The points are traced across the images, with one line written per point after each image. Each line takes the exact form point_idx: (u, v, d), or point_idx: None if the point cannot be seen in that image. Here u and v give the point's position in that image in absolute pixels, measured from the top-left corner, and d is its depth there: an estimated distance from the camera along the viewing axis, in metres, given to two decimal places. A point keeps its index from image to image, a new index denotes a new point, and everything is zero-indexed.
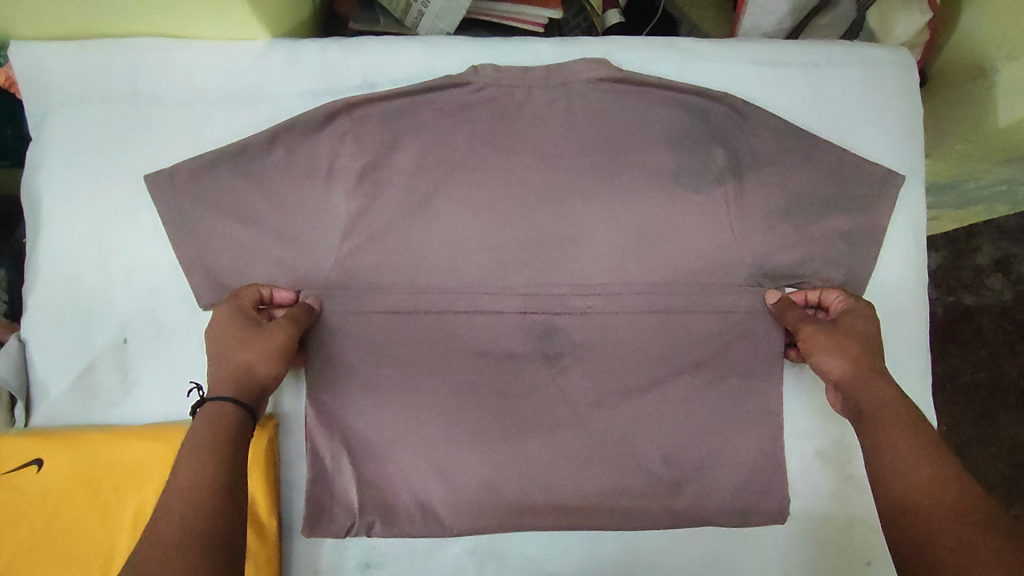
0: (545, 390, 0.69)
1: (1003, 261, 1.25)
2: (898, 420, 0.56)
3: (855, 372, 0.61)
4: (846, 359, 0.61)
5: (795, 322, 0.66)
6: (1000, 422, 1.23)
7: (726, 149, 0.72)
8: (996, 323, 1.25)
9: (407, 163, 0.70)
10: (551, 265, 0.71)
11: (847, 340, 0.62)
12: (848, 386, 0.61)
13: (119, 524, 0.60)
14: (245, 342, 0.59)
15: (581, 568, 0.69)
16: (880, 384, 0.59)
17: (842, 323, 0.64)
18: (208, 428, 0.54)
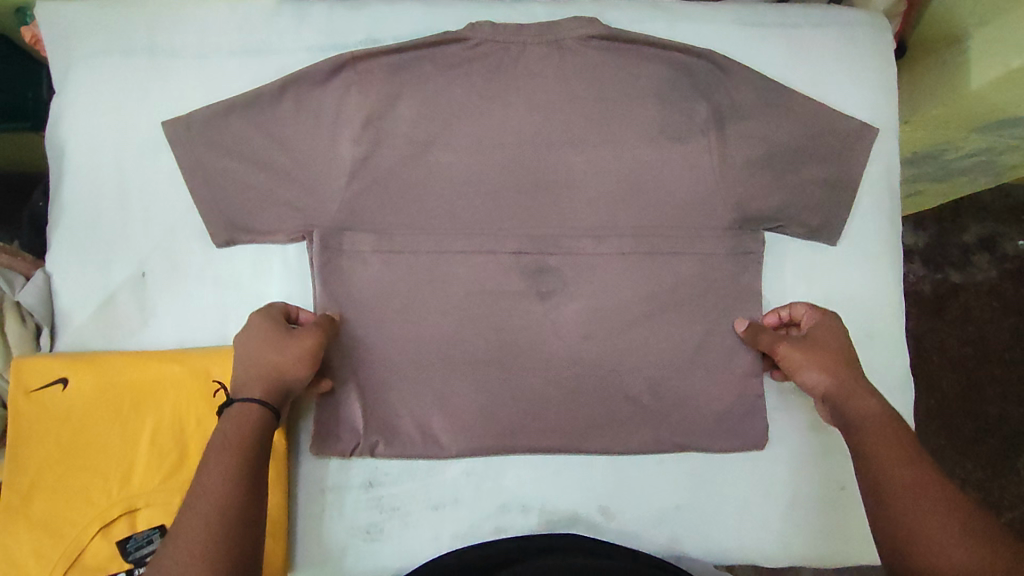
0: (538, 325, 0.74)
1: (987, 239, 1.28)
2: (883, 429, 0.60)
3: (838, 385, 0.65)
4: (828, 375, 0.65)
5: (771, 343, 0.69)
6: (985, 393, 1.24)
7: (710, 104, 0.75)
8: (982, 299, 1.27)
9: (408, 113, 0.73)
10: (544, 209, 0.74)
11: (822, 356, 0.66)
12: (834, 399, 0.65)
13: (140, 438, 0.65)
14: (275, 346, 0.62)
15: (571, 492, 0.73)
16: (862, 397, 0.63)
17: (817, 338, 0.68)
18: (234, 428, 0.57)
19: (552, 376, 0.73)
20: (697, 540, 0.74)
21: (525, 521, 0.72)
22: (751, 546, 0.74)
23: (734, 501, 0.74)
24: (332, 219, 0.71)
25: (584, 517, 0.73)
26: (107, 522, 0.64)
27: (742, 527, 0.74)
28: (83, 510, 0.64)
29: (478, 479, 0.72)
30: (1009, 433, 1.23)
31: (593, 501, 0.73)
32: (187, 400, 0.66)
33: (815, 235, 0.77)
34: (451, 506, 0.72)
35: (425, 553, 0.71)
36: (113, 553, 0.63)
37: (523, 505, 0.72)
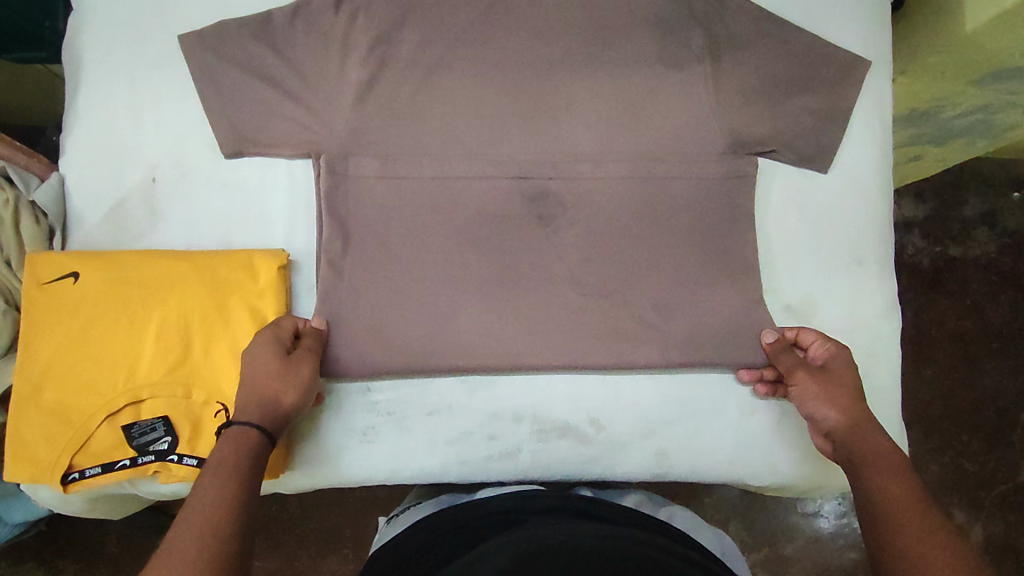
0: (542, 247, 0.76)
1: (987, 214, 1.28)
2: (898, 472, 0.58)
3: (847, 424, 0.64)
4: (840, 411, 0.64)
5: (788, 367, 0.69)
6: (983, 366, 1.24)
7: (704, 33, 0.77)
8: (981, 273, 1.27)
9: (412, 38, 0.74)
10: (543, 136, 0.76)
11: (838, 391, 0.66)
12: (845, 435, 0.63)
13: (145, 332, 0.67)
14: (278, 373, 0.64)
15: (563, 403, 0.75)
16: (874, 435, 0.62)
17: (833, 375, 0.67)
18: (232, 450, 0.58)
19: (546, 294, 0.75)
20: (687, 456, 0.75)
21: (517, 430, 0.74)
22: (741, 465, 0.75)
23: (723, 418, 0.76)
24: (334, 136, 0.72)
25: (574, 428, 0.74)
26: (113, 411, 0.65)
27: (730, 446, 0.75)
28: (90, 400, 0.66)
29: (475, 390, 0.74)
30: (1004, 407, 1.23)
31: (583, 412, 0.75)
32: (191, 297, 0.68)
33: (806, 162, 0.79)
34: (446, 413, 0.74)
35: (419, 457, 0.73)
36: (119, 440, 0.65)
37: (516, 414, 0.74)
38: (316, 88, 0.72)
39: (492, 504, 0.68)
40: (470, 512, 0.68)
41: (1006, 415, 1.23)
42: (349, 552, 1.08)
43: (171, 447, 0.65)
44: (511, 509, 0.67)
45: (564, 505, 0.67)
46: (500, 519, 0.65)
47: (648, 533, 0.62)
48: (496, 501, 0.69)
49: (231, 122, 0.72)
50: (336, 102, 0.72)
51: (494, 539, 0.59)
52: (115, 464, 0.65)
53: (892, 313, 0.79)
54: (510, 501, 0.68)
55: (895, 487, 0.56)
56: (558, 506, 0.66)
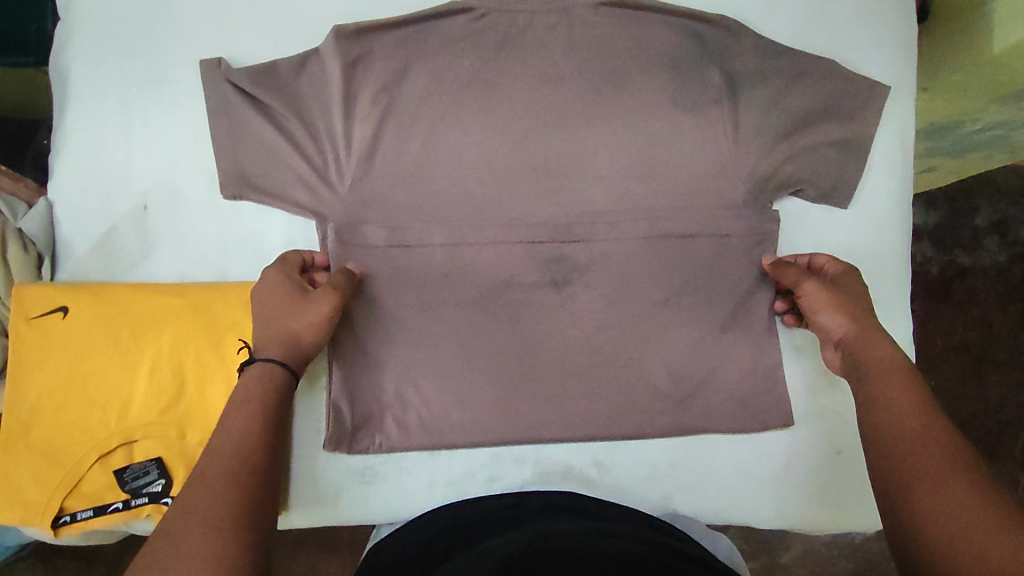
0: (557, 314, 0.73)
1: (1000, 225, 1.24)
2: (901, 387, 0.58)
3: (856, 331, 0.64)
4: (847, 318, 0.65)
5: (794, 278, 0.69)
6: (985, 377, 1.22)
7: (722, 71, 0.75)
8: (989, 284, 1.24)
9: (417, 86, 0.73)
10: (557, 187, 0.74)
11: (847, 300, 0.66)
12: (852, 341, 0.64)
13: (138, 369, 0.65)
14: (292, 310, 0.63)
15: (566, 445, 0.73)
16: (880, 343, 0.63)
17: (840, 285, 0.68)
18: (258, 387, 0.60)
19: (554, 331, 0.73)
20: (690, 496, 0.73)
21: (519, 471, 0.73)
22: (744, 505, 0.74)
23: (728, 456, 0.74)
24: (346, 168, 0.71)
25: (578, 471, 0.73)
26: (106, 452, 0.64)
27: (736, 490, 0.74)
28: (81, 440, 0.64)
29: (478, 429, 0.72)
30: (1006, 418, 1.22)
31: (587, 455, 0.74)
32: (187, 332, 0.66)
33: (827, 195, 0.76)
34: (446, 454, 0.72)
35: (417, 498, 0.72)
36: (112, 482, 0.63)
37: (518, 456, 0.73)
38: (323, 119, 0.71)
39: (494, 500, 0.68)
40: (473, 508, 0.67)
41: (1008, 426, 1.22)
42: (348, 555, 1.03)
43: (166, 489, 0.63)
44: (510, 505, 0.66)
45: (566, 501, 0.66)
46: (500, 515, 0.64)
47: (655, 533, 0.59)
48: (496, 497, 0.68)
49: (237, 162, 0.69)
50: (345, 132, 0.71)
51: (496, 535, 0.57)
52: (107, 508, 0.63)
53: (905, 352, 0.77)
54: (510, 498, 0.68)
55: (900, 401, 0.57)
56: (566, 502, 0.66)
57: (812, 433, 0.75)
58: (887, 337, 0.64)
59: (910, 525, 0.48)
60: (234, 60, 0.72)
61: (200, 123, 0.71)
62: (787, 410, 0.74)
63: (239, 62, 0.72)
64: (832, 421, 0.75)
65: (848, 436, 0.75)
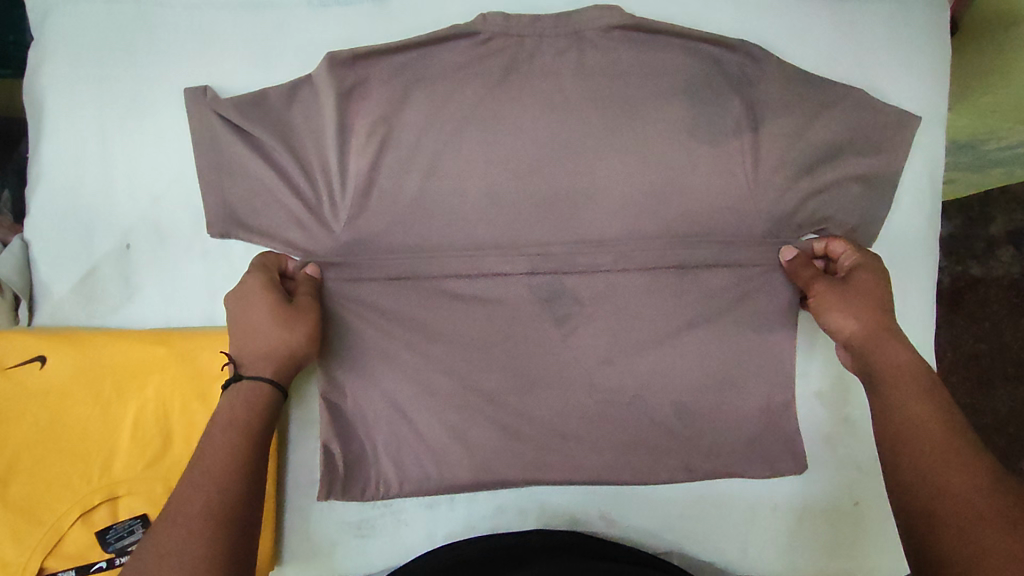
0: (558, 353, 0.70)
1: (1017, 233, 1.15)
2: (914, 389, 0.55)
3: (865, 333, 0.61)
4: (856, 319, 0.62)
5: (807, 279, 0.67)
6: (993, 392, 1.16)
7: (742, 99, 0.71)
8: (1000, 296, 1.15)
9: (417, 116, 0.68)
10: (564, 222, 0.70)
11: (859, 301, 0.63)
12: (862, 343, 0.61)
13: (121, 421, 0.62)
14: (280, 322, 0.59)
15: (571, 493, 0.70)
16: (895, 347, 0.60)
17: (851, 282, 0.65)
18: (243, 405, 0.55)
19: (557, 372, 0.69)
20: (700, 546, 0.71)
21: (523, 521, 0.70)
22: (754, 555, 0.71)
23: (739, 505, 0.71)
24: (341, 205, 0.67)
25: (584, 521, 0.71)
26: (87, 509, 0.60)
27: (748, 542, 0.71)
28: (61, 497, 0.61)
29: (478, 476, 0.69)
30: (1016, 432, 1.15)
31: (594, 506, 0.71)
32: (172, 382, 0.62)
33: (851, 233, 0.73)
34: (446, 503, 0.70)
35: (418, 548, 0.69)
36: (93, 542, 0.60)
37: (520, 506, 0.70)
38: (317, 152, 0.67)
39: (502, 537, 0.66)
40: (477, 546, 0.65)
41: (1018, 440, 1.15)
42: None
43: None
44: (515, 545, 0.64)
45: (574, 543, 0.64)
46: (504, 556, 0.63)
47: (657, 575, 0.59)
48: (502, 535, 0.66)
49: (224, 199, 0.65)
50: (340, 165, 0.67)
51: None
52: (90, 567, 0.60)
53: None
54: (516, 536, 0.66)
55: (915, 406, 0.54)
56: (575, 543, 0.64)
57: (829, 483, 0.71)
58: (908, 343, 0.60)
59: (924, 532, 0.46)
60: (222, 89, 0.67)
61: (184, 157, 0.67)
62: (804, 458, 0.70)
63: (226, 91, 0.67)
64: (852, 469, 0.72)
65: (866, 485, 0.72)
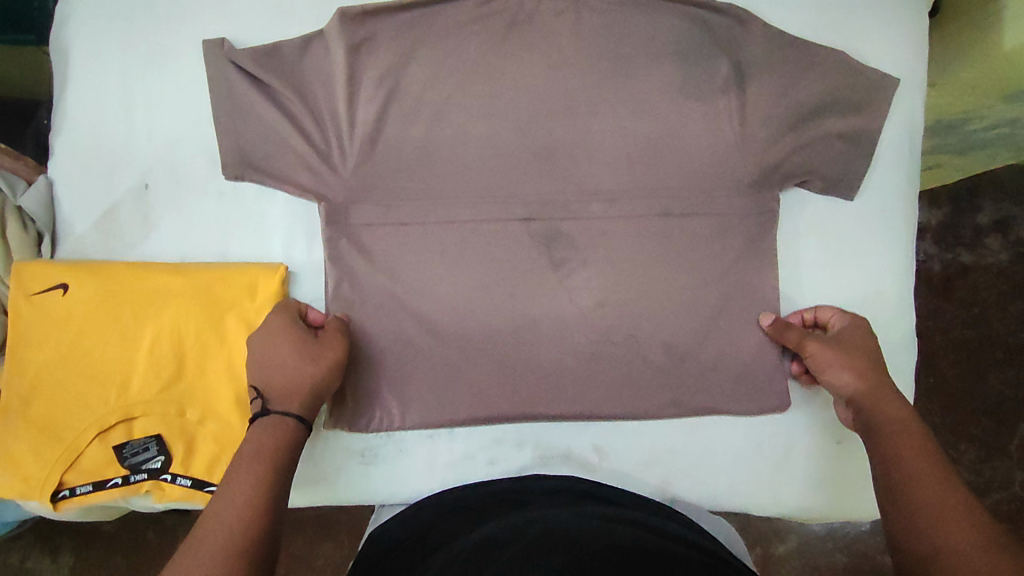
0: (555, 294, 0.73)
1: (1004, 221, 1.17)
2: (911, 443, 0.55)
3: (866, 389, 0.62)
4: (855, 376, 0.63)
5: (798, 340, 0.68)
6: (983, 376, 1.16)
7: (729, 61, 0.75)
8: (990, 282, 1.17)
9: (423, 70, 0.72)
10: (562, 171, 0.73)
11: (855, 358, 0.64)
12: (864, 401, 0.62)
13: (137, 347, 0.65)
14: (307, 356, 0.62)
15: (566, 429, 0.74)
16: (892, 403, 0.60)
17: (842, 339, 0.67)
18: (271, 439, 0.56)
19: (552, 313, 0.73)
20: (688, 481, 0.74)
21: (519, 457, 0.73)
22: (740, 490, 0.74)
23: (725, 443, 0.75)
24: (350, 150, 0.70)
25: (578, 455, 0.74)
26: (105, 428, 0.64)
27: (734, 478, 0.74)
28: (80, 416, 0.64)
29: (476, 410, 0.72)
30: (1004, 416, 1.15)
31: (587, 439, 0.74)
32: (187, 311, 0.66)
33: (832, 187, 0.76)
34: (446, 435, 0.73)
35: (418, 479, 0.72)
36: (110, 458, 0.64)
37: (518, 439, 0.73)
38: (328, 101, 0.71)
39: (496, 484, 0.67)
40: (473, 492, 0.66)
41: (1005, 426, 1.15)
42: (344, 539, 1.07)
43: (165, 466, 0.64)
44: (512, 489, 0.66)
45: (568, 487, 0.65)
46: (502, 499, 0.63)
47: (654, 520, 0.59)
48: (497, 483, 0.68)
49: (239, 142, 0.69)
50: (349, 114, 0.71)
51: (499, 520, 0.57)
52: (106, 483, 0.63)
53: (907, 343, 0.77)
54: (513, 483, 0.67)
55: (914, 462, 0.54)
56: (568, 487, 0.65)
57: (813, 422, 0.75)
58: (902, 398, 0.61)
59: None
60: (238, 41, 0.72)
61: (201, 104, 0.71)
62: (788, 395, 0.74)
63: (243, 43, 0.72)
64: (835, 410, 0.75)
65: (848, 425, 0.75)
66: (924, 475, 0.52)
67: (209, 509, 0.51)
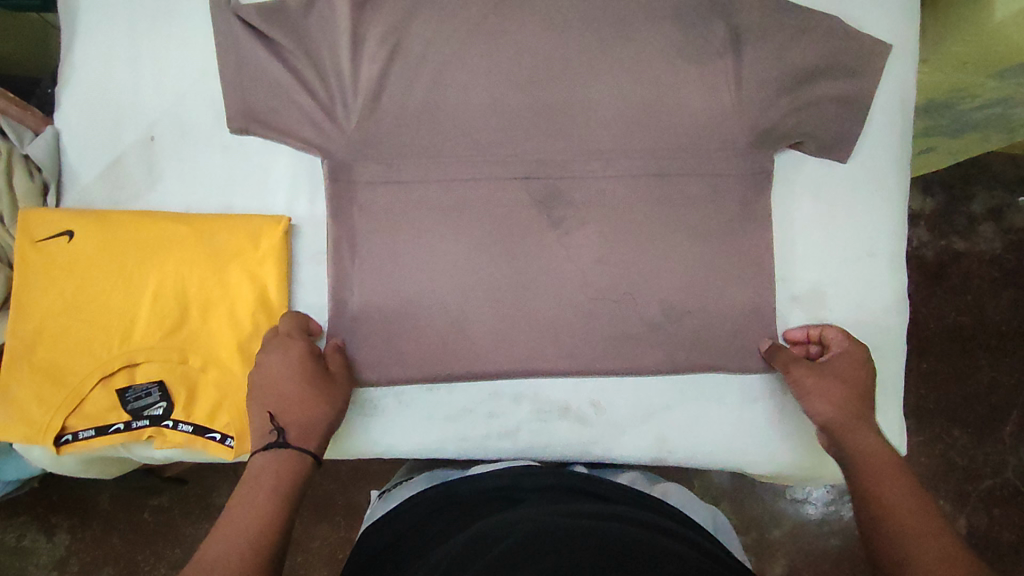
0: (552, 253, 0.74)
1: (996, 211, 1.19)
2: (895, 482, 0.61)
3: (841, 416, 0.68)
4: (832, 406, 0.68)
5: (786, 364, 0.71)
6: (977, 363, 1.16)
7: (727, 24, 0.74)
8: (984, 269, 1.18)
9: (425, 30, 0.72)
10: (562, 131, 0.74)
11: (835, 387, 0.69)
12: (837, 431, 0.67)
13: (142, 294, 0.66)
14: (324, 395, 0.64)
15: (563, 385, 0.74)
16: (864, 432, 0.66)
17: (831, 368, 0.70)
18: (287, 468, 0.60)
19: (551, 270, 0.74)
20: (682, 439, 0.74)
21: (517, 411, 0.74)
22: (734, 448, 0.74)
23: (720, 402, 0.75)
24: (352, 107, 0.71)
25: (574, 411, 0.74)
26: (108, 373, 0.64)
27: (728, 436, 0.75)
28: (85, 361, 0.65)
29: (474, 367, 0.72)
30: (997, 402, 1.15)
31: (584, 395, 0.74)
32: (190, 260, 0.67)
33: (828, 150, 0.76)
34: (445, 388, 0.74)
35: (416, 431, 0.73)
36: (113, 404, 0.64)
37: (516, 394, 0.74)
38: (331, 57, 0.71)
39: (486, 480, 0.65)
40: (465, 484, 0.65)
41: (999, 412, 1.15)
42: (340, 519, 1.07)
43: (167, 413, 0.64)
44: (504, 486, 0.63)
45: (561, 482, 0.63)
46: (494, 498, 0.62)
47: (648, 514, 0.57)
48: (495, 476, 0.65)
49: (243, 96, 0.70)
50: (352, 70, 0.71)
51: (489, 518, 0.56)
52: (108, 428, 0.64)
53: (900, 308, 0.76)
54: (507, 476, 0.65)
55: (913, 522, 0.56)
56: (562, 483, 0.63)
57: None
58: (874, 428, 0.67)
59: None
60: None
61: (208, 58, 0.72)
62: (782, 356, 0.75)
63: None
64: None
65: None
66: (913, 525, 0.56)
67: (228, 514, 0.57)
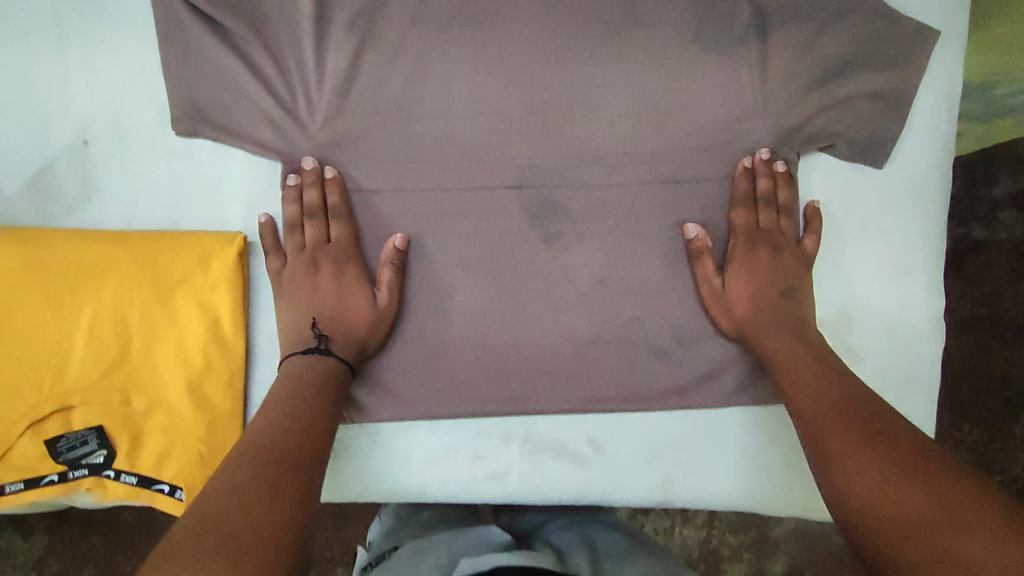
0: (545, 273, 0.65)
1: (1022, 195, 0.97)
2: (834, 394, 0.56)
3: (751, 320, 0.64)
4: (746, 299, 0.64)
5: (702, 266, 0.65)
6: (991, 359, 0.97)
7: (752, 5, 0.64)
8: (1008, 260, 0.97)
9: (401, 13, 0.62)
10: (559, 132, 0.65)
11: (754, 280, 0.64)
12: (745, 322, 0.64)
13: (75, 330, 0.58)
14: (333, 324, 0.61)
15: (557, 422, 0.66)
16: (774, 337, 0.62)
17: (760, 265, 0.65)
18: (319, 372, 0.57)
19: (546, 291, 0.65)
20: (692, 482, 0.67)
21: (506, 451, 0.66)
22: (748, 491, 0.67)
23: (732, 443, 0.67)
24: (318, 105, 0.61)
25: (570, 451, 0.67)
26: (38, 419, 0.57)
27: (741, 478, 0.67)
28: (9, 404, 0.57)
29: (459, 402, 0.65)
30: (1011, 397, 0.97)
31: (581, 433, 0.67)
32: (131, 286, 0.58)
33: (860, 154, 0.66)
34: (427, 427, 0.66)
35: (397, 478, 0.66)
36: (44, 454, 0.57)
37: (505, 432, 0.66)
38: (291, 46, 0.61)
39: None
40: None
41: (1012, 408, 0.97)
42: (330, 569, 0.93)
43: (108, 462, 0.58)
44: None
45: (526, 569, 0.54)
46: None
47: None
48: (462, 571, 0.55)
49: (189, 92, 0.60)
50: (316, 62, 0.61)
51: None
52: (41, 480, 0.57)
53: (935, 334, 0.68)
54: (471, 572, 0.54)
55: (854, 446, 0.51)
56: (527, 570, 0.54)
57: None
58: (790, 326, 0.62)
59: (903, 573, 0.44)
60: None
61: (147, 47, 0.61)
62: None
63: None
64: None
65: None
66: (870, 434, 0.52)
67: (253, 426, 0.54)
